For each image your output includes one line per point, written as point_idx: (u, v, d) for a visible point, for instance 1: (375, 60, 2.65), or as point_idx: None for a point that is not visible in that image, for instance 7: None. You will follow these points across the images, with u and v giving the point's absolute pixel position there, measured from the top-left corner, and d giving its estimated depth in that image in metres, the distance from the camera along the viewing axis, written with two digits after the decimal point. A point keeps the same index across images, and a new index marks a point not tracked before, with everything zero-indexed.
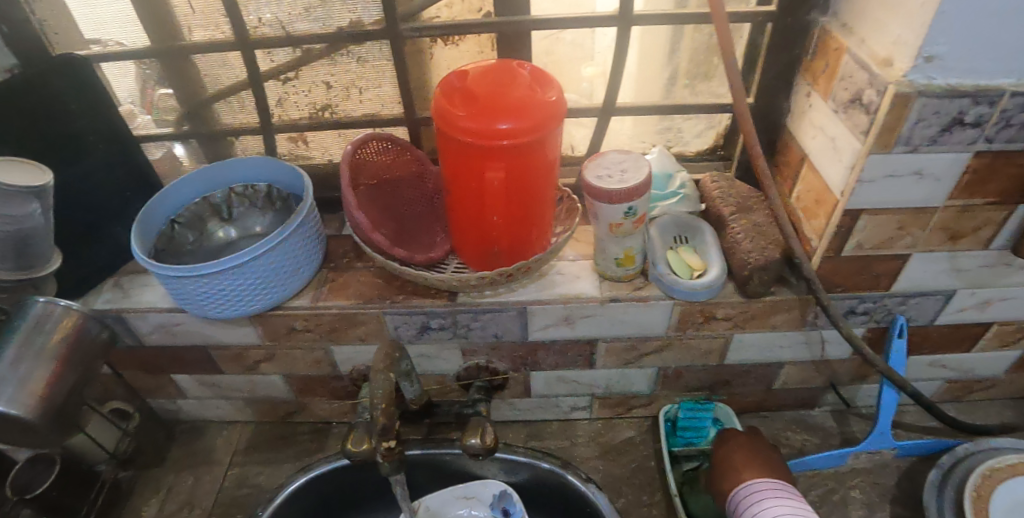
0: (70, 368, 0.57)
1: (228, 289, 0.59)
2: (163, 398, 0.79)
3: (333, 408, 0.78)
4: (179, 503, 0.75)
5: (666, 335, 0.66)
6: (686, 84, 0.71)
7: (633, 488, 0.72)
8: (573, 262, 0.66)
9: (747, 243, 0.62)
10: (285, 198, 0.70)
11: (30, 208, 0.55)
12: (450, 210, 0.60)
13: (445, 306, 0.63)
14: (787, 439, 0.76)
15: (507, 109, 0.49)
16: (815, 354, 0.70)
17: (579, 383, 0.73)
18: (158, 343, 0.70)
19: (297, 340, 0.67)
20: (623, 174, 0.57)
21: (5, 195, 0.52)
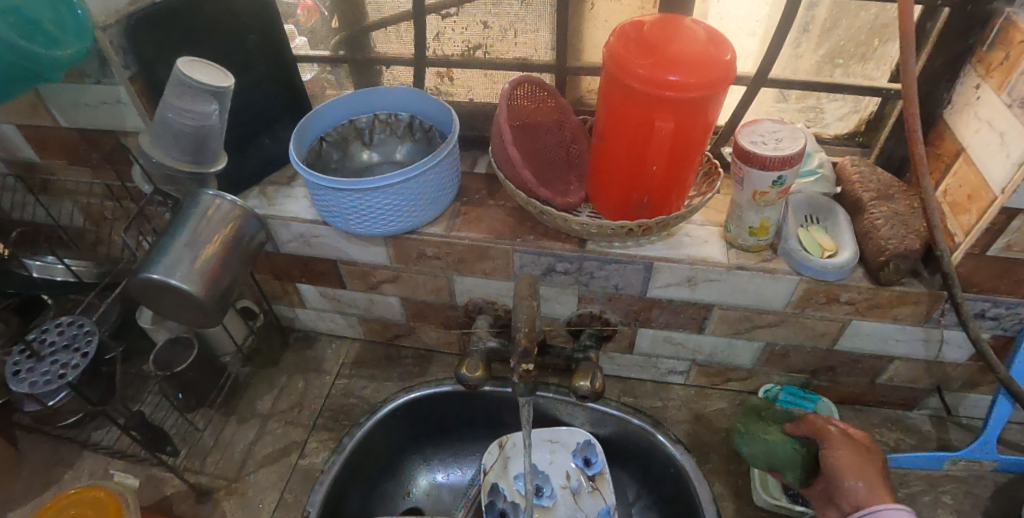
0: (235, 255, 0.59)
1: (375, 207, 0.63)
2: (286, 304, 0.87)
3: (441, 337, 0.84)
4: (291, 402, 0.83)
5: (784, 311, 0.67)
6: (840, 64, 0.69)
7: (719, 456, 0.75)
8: (701, 227, 0.67)
9: (887, 229, 0.61)
10: (427, 129, 0.74)
11: (212, 107, 0.58)
12: (598, 157, 0.61)
13: (575, 251, 0.65)
14: (880, 435, 0.76)
15: (682, 62, 0.49)
16: (931, 354, 0.68)
17: (683, 347, 0.75)
18: (294, 251, 0.75)
19: (424, 266, 0.71)
20: (778, 142, 0.56)
21: (195, 89, 0.56)
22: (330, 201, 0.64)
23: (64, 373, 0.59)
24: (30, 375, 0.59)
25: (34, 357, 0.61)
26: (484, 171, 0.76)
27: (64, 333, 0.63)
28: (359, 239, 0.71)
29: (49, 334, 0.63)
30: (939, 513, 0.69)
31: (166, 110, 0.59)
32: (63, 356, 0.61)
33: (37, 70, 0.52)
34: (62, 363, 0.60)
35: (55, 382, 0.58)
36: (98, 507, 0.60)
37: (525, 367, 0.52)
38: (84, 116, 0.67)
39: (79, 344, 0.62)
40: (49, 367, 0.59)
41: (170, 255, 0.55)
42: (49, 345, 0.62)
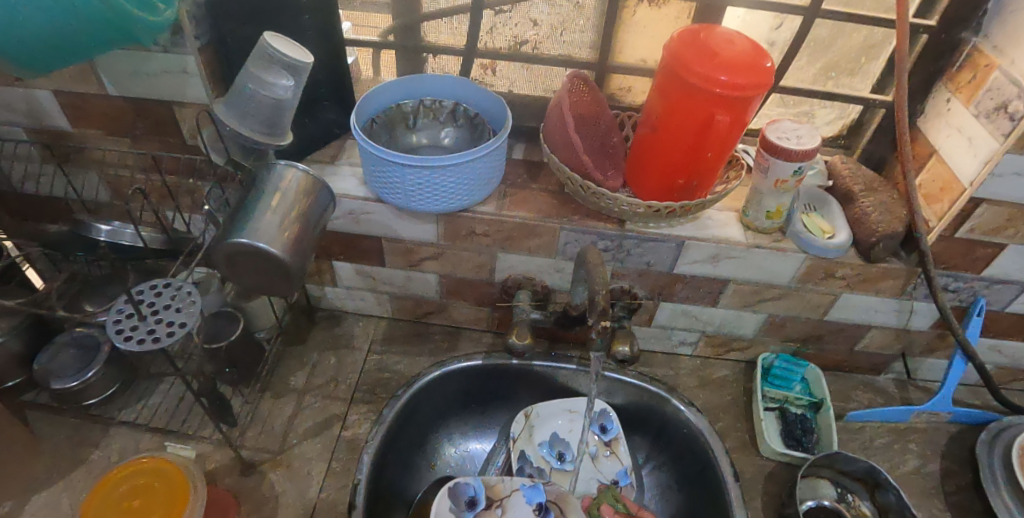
0: (309, 223, 0.66)
1: (440, 184, 0.68)
2: (315, 283, 0.88)
3: (471, 313, 0.89)
4: (325, 376, 0.85)
5: (788, 286, 0.77)
6: (832, 76, 0.81)
7: (728, 415, 0.84)
8: (721, 212, 0.76)
9: (876, 215, 0.73)
10: (471, 116, 0.79)
11: (288, 81, 0.63)
12: (645, 145, 0.69)
13: (616, 230, 0.72)
14: (855, 395, 0.89)
15: (735, 65, 0.57)
16: (902, 322, 0.81)
17: (697, 319, 0.84)
18: (341, 228, 0.78)
19: (471, 243, 0.77)
20: (800, 138, 0.67)
21: (276, 60, 0.60)
22: (397, 177, 0.68)
23: (170, 333, 0.59)
24: (134, 333, 0.58)
25: (134, 317, 0.61)
26: (521, 157, 0.82)
27: (161, 294, 0.63)
28: (412, 217, 0.75)
29: (146, 295, 0.63)
30: (908, 457, 0.82)
31: (247, 82, 0.62)
32: (165, 316, 0.61)
33: (141, 34, 0.55)
34: (165, 323, 0.60)
35: (163, 340, 0.58)
36: (162, 476, 0.67)
37: (604, 323, 0.61)
38: (147, 84, 0.69)
39: (180, 305, 0.62)
40: (153, 326, 0.59)
41: (257, 221, 0.62)
42: (148, 306, 0.62)
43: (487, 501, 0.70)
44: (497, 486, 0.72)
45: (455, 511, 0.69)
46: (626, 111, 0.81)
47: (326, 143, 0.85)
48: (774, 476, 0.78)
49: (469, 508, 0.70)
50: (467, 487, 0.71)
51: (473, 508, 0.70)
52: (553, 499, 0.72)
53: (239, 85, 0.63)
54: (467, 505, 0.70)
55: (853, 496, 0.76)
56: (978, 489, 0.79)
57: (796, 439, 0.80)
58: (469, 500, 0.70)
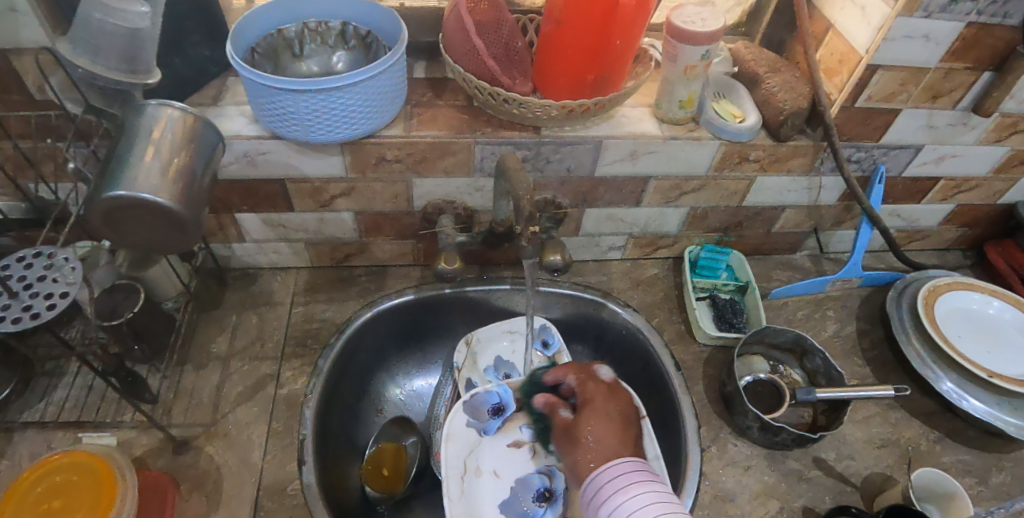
0: (195, 167, 0.57)
1: (336, 109, 0.62)
2: (220, 242, 0.81)
3: (394, 249, 0.85)
4: (250, 337, 0.80)
5: (706, 175, 0.79)
6: None
7: (664, 311, 0.87)
8: (634, 109, 0.75)
9: (782, 94, 0.74)
10: (362, 36, 0.72)
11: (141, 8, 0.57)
12: (552, 43, 0.66)
13: (532, 138, 0.70)
14: (776, 276, 0.94)
15: None
16: (812, 198, 0.86)
17: (623, 222, 0.85)
18: (237, 174, 0.71)
19: (383, 172, 0.72)
20: (704, 21, 0.66)
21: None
22: (289, 106, 0.62)
23: (52, 306, 0.48)
24: (6, 314, 0.47)
25: (3, 295, 0.49)
26: (423, 76, 0.76)
27: (33, 266, 0.51)
28: (312, 151, 0.69)
29: (13, 269, 0.50)
30: (826, 323, 0.89)
31: (90, 11, 0.55)
32: (44, 289, 0.49)
33: None
34: (44, 296, 0.49)
35: (45, 316, 0.47)
36: (82, 470, 0.59)
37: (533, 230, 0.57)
38: None
39: (60, 274, 0.50)
40: (29, 302, 0.48)
41: (134, 169, 0.53)
42: (18, 282, 0.50)
43: (516, 402, 0.73)
44: (528, 387, 0.74)
45: (479, 422, 0.72)
46: (526, 14, 0.77)
47: (205, 84, 0.76)
48: (712, 360, 0.82)
49: (496, 414, 0.72)
50: (490, 395, 0.73)
51: (500, 413, 0.72)
52: (600, 389, 0.71)
53: (84, 17, 0.55)
54: (493, 412, 0.72)
55: (784, 366, 0.81)
56: (889, 341, 0.87)
57: (728, 322, 0.84)
58: (494, 407, 0.72)
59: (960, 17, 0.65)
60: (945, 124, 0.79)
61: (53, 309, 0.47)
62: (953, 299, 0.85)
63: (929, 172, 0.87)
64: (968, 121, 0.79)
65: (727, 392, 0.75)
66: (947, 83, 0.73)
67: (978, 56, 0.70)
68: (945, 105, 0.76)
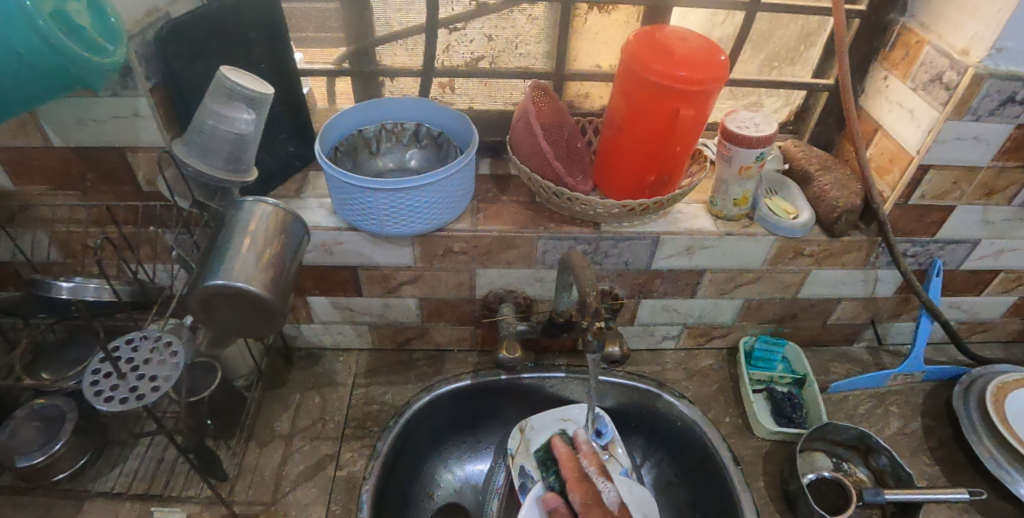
0: (286, 256, 0.61)
1: (411, 206, 0.67)
2: (290, 322, 0.86)
3: (452, 334, 0.88)
4: (312, 417, 0.82)
5: (761, 269, 0.80)
6: (776, 66, 0.85)
7: (719, 403, 0.86)
8: (689, 205, 0.79)
9: (834, 191, 0.76)
10: (435, 136, 0.78)
11: (244, 114, 0.59)
12: (613, 146, 0.71)
13: (592, 233, 0.73)
14: (833, 368, 0.93)
15: (692, 61, 0.60)
16: (868, 291, 0.86)
17: (678, 312, 0.86)
18: (314, 261, 0.76)
19: (449, 262, 0.76)
20: (757, 125, 0.69)
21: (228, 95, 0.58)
22: (370, 203, 0.67)
23: (155, 388, 0.50)
24: (114, 395, 0.49)
25: (113, 376, 0.51)
26: (489, 172, 0.82)
27: (140, 348, 0.54)
28: (386, 242, 0.74)
29: (122, 350, 0.53)
30: (890, 420, 0.86)
31: (204, 118, 0.60)
32: (148, 371, 0.52)
33: (85, 81, 0.51)
34: (149, 378, 0.51)
35: (149, 398, 0.49)
36: None
37: (598, 325, 0.59)
38: (94, 132, 0.65)
39: (163, 357, 0.53)
40: (135, 384, 0.50)
41: (231, 260, 0.56)
42: (126, 363, 0.52)
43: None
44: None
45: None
46: (586, 117, 0.83)
47: (289, 177, 0.83)
48: (771, 456, 0.80)
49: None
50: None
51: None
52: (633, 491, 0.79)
53: (198, 121, 0.60)
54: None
55: (848, 463, 0.78)
56: (958, 440, 0.83)
57: (786, 416, 0.83)
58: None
59: (1009, 120, 0.67)
60: (1001, 220, 0.80)
61: (156, 391, 0.49)
62: None
63: (988, 264, 0.86)
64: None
65: (789, 491, 0.73)
66: (1001, 180, 0.74)
67: None
68: (1000, 201, 0.77)
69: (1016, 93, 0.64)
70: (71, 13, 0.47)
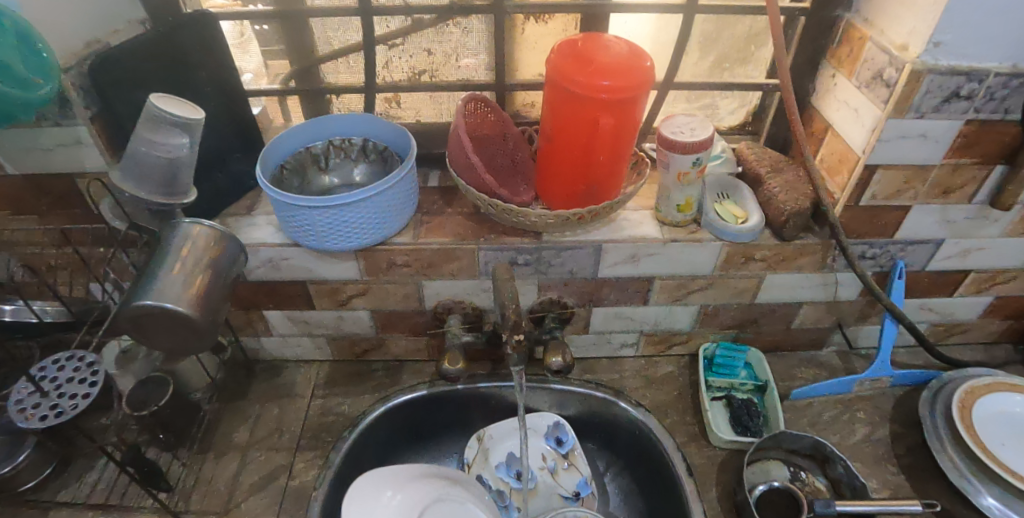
0: (219, 274, 0.62)
1: (346, 222, 0.68)
2: (250, 336, 0.88)
3: (409, 345, 0.89)
4: (269, 428, 0.83)
5: (712, 274, 0.79)
6: (726, 67, 0.85)
7: (676, 410, 0.85)
8: (635, 211, 0.78)
9: (782, 195, 0.74)
10: (381, 150, 0.79)
11: (179, 140, 0.61)
12: (549, 156, 0.70)
13: (533, 243, 0.73)
14: (800, 373, 0.90)
15: (613, 70, 0.59)
16: (830, 295, 0.83)
17: (632, 320, 0.85)
18: (263, 277, 0.78)
19: (394, 275, 0.77)
20: (693, 131, 0.69)
21: (158, 123, 0.59)
22: (307, 221, 0.68)
23: (74, 406, 0.55)
24: (34, 412, 0.55)
25: (36, 394, 0.57)
26: (437, 184, 0.82)
27: (65, 368, 0.59)
28: (330, 257, 0.75)
29: (48, 370, 0.59)
30: (855, 427, 0.83)
31: (137, 144, 0.61)
32: (69, 389, 0.57)
33: (18, 111, 0.54)
34: (69, 396, 0.56)
35: (67, 414, 0.55)
36: None
37: (517, 339, 0.61)
38: (41, 161, 0.68)
39: (84, 376, 0.58)
40: (56, 402, 0.56)
41: (161, 281, 0.58)
42: (51, 382, 0.58)
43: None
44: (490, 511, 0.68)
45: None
46: (532, 125, 0.83)
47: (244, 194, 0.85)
48: (726, 465, 0.78)
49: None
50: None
51: None
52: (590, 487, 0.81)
53: (130, 147, 0.61)
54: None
55: (806, 473, 0.76)
56: (926, 448, 0.80)
57: (742, 425, 0.81)
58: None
59: (956, 116, 0.64)
60: (962, 218, 0.76)
61: (73, 409, 0.55)
62: (994, 402, 0.78)
63: (955, 264, 0.83)
64: (988, 215, 0.76)
65: (738, 501, 0.71)
66: (956, 178, 0.71)
67: (984, 151, 0.68)
68: (958, 200, 0.74)
69: (960, 88, 0.61)
70: (9, 63, 0.50)
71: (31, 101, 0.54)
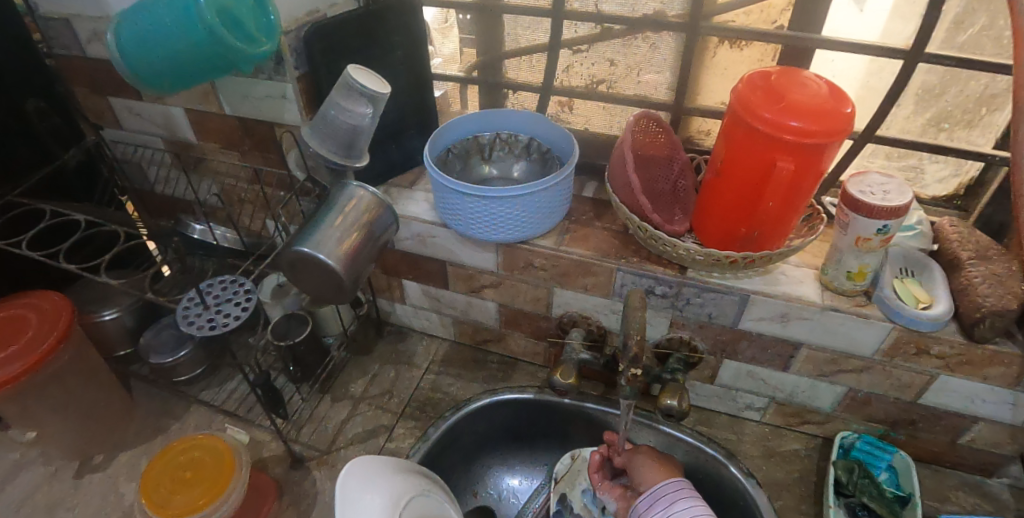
0: (371, 239, 0.67)
1: (495, 215, 0.69)
2: (384, 298, 0.94)
3: (527, 346, 0.90)
4: (382, 388, 0.89)
5: (873, 359, 0.69)
6: (945, 128, 0.74)
7: (792, 494, 0.76)
8: (797, 268, 0.71)
9: (985, 288, 0.63)
10: (544, 151, 0.79)
11: (364, 110, 0.67)
12: (712, 190, 0.66)
13: (676, 276, 0.69)
14: (956, 498, 0.77)
15: (807, 111, 0.53)
16: (1018, 419, 0.69)
17: (765, 383, 0.78)
18: (409, 248, 0.82)
19: (528, 275, 0.77)
20: (886, 194, 0.60)
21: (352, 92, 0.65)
22: (460, 205, 0.70)
23: (225, 323, 0.64)
24: (196, 321, 0.64)
25: (200, 306, 0.67)
26: (591, 195, 0.82)
27: (227, 289, 0.69)
28: (472, 244, 0.77)
29: (214, 288, 0.69)
30: None
31: (329, 108, 0.68)
32: (225, 308, 0.66)
33: (242, 63, 0.63)
34: (224, 314, 0.66)
35: (218, 329, 0.63)
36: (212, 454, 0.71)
37: (634, 372, 0.59)
38: (254, 107, 0.78)
39: (238, 301, 0.67)
40: (213, 317, 0.65)
41: (320, 233, 0.64)
42: (214, 299, 0.68)
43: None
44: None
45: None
46: (703, 155, 0.79)
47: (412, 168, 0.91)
48: None
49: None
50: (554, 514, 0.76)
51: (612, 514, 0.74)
52: None
53: (322, 110, 0.68)
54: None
55: None
56: None
57: None
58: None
59: None
60: None
61: (224, 327, 0.63)
62: None
63: None
64: None
65: None
66: None
67: None
68: None
69: None
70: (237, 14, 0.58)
71: (251, 56, 0.61)
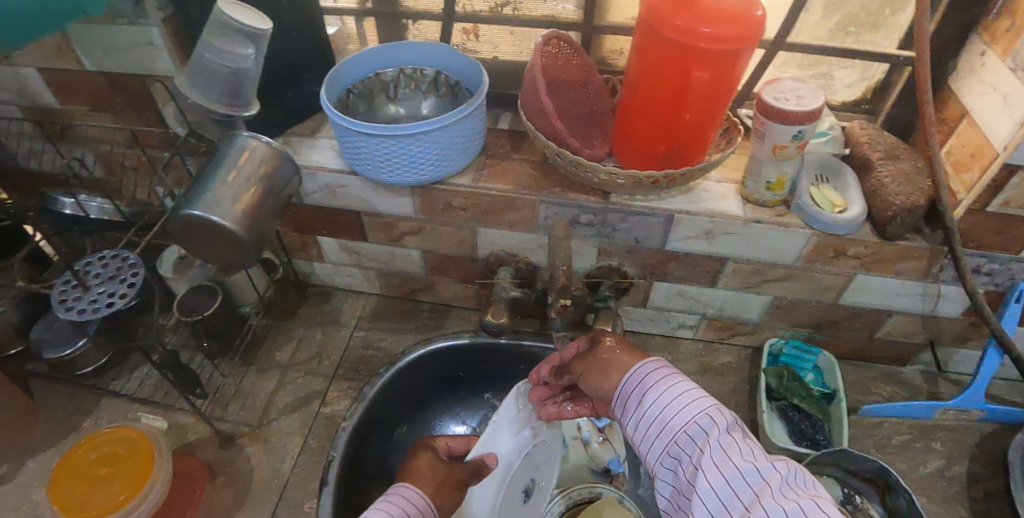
0: (271, 194, 0.61)
1: (403, 155, 0.64)
2: (303, 259, 0.88)
3: (459, 291, 0.87)
4: (311, 353, 0.84)
5: (794, 265, 0.70)
6: (851, 32, 0.73)
7: (729, 405, 0.79)
8: (718, 183, 0.70)
9: (894, 186, 0.64)
10: (452, 84, 0.74)
11: (244, 51, 0.59)
12: (630, 111, 0.64)
13: (599, 202, 0.67)
14: (876, 388, 0.82)
15: (719, 15, 0.51)
16: (927, 307, 0.73)
17: (697, 301, 0.79)
18: (320, 202, 0.76)
19: (450, 217, 0.73)
20: (800, 99, 0.58)
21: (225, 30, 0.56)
22: (364, 147, 0.64)
23: (111, 303, 0.58)
24: (74, 305, 0.57)
25: (78, 287, 0.60)
26: (507, 127, 0.78)
27: (109, 265, 0.62)
28: (386, 190, 0.72)
29: (93, 266, 0.61)
30: (928, 458, 0.75)
31: (203, 51, 0.59)
32: (107, 287, 0.59)
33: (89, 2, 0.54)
34: (108, 293, 0.59)
35: (102, 311, 0.57)
36: (125, 444, 0.65)
37: (564, 301, 0.58)
38: (115, 57, 0.68)
39: (123, 277, 0.60)
40: (96, 298, 0.58)
41: (210, 192, 0.57)
42: (95, 277, 0.60)
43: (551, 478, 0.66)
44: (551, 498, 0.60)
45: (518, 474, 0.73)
46: (617, 76, 0.76)
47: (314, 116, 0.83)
48: None
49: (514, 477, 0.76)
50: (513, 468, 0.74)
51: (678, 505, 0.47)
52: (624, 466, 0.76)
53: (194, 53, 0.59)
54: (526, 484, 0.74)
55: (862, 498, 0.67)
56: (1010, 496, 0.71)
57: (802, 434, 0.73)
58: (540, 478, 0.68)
59: None
60: None
61: (110, 307, 0.57)
62: None
63: None
64: None
65: None
66: None
67: None
68: None
69: None
70: None
71: None
